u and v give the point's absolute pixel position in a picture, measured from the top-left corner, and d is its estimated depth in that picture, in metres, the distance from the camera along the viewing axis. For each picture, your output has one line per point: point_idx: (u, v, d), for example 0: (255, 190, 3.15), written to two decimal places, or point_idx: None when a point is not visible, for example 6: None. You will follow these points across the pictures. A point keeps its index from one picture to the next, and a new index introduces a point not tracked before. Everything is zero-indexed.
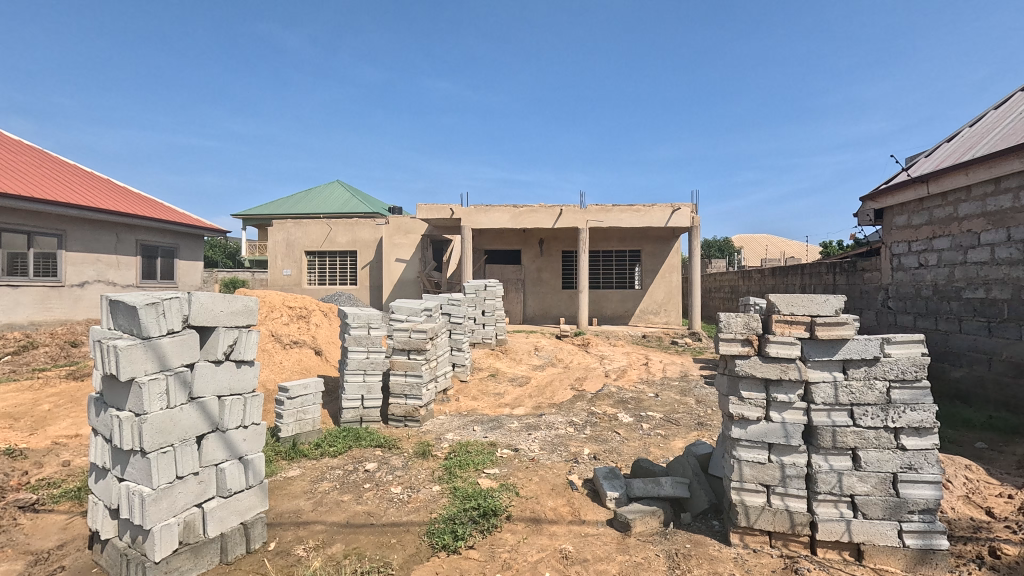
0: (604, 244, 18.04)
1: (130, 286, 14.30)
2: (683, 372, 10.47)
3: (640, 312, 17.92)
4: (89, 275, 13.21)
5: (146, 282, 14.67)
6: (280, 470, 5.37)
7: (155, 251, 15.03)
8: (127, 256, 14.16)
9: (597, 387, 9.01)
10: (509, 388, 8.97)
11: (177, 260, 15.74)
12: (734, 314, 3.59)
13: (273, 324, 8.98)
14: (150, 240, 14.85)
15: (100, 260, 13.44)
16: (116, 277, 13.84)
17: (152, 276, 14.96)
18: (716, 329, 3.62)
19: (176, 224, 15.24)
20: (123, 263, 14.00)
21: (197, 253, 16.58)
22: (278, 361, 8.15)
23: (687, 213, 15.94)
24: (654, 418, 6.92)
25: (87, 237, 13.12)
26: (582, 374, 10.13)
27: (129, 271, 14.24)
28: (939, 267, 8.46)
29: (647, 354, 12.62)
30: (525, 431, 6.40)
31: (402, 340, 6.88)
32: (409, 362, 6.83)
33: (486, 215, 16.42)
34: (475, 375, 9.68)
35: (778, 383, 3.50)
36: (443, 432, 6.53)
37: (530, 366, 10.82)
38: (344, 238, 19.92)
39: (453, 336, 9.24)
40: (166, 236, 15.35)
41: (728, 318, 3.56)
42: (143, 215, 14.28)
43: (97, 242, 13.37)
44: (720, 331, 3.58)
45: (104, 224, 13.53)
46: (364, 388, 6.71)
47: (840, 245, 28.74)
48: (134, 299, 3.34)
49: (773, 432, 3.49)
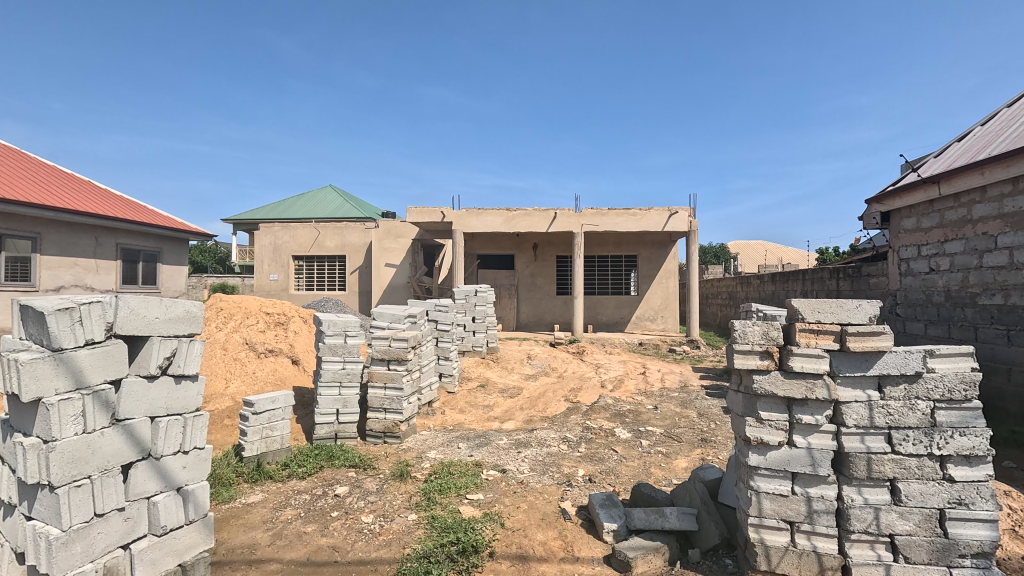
0: (599, 249, 17.58)
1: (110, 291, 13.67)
2: (682, 382, 9.98)
3: (636, 318, 17.45)
4: (65, 280, 12.59)
5: (126, 287, 14.04)
6: (240, 495, 4.81)
7: (136, 255, 14.39)
8: (106, 260, 13.55)
9: (592, 398, 8.50)
10: (499, 400, 8.44)
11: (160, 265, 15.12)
12: (751, 322, 3.11)
13: (248, 331, 8.42)
14: (132, 244, 14.21)
15: (77, 264, 12.84)
16: (94, 282, 13.23)
17: (134, 280, 14.33)
18: (730, 340, 3.14)
19: (159, 226, 14.62)
20: (102, 267, 13.39)
21: (183, 257, 15.97)
22: (251, 371, 7.59)
23: (684, 217, 15.54)
24: (654, 433, 6.42)
25: (64, 240, 12.53)
26: (577, 384, 9.62)
27: (109, 275, 13.62)
28: (952, 272, 8.04)
29: (645, 363, 12.13)
30: (514, 449, 5.88)
31: (381, 349, 6.33)
32: (389, 373, 6.29)
33: (478, 218, 15.95)
34: (463, 386, 9.15)
35: (802, 403, 3.01)
36: (425, 449, 6.00)
37: (522, 375, 10.29)
38: (333, 242, 19.39)
39: (440, 344, 8.73)
40: (149, 239, 14.73)
41: (744, 327, 3.08)
42: (124, 217, 13.67)
43: (74, 246, 12.77)
44: (735, 341, 3.10)
45: (81, 226, 12.93)
46: (339, 401, 6.17)
47: (836, 252, 28.63)
48: (45, 304, 2.81)
49: (797, 459, 3.00)
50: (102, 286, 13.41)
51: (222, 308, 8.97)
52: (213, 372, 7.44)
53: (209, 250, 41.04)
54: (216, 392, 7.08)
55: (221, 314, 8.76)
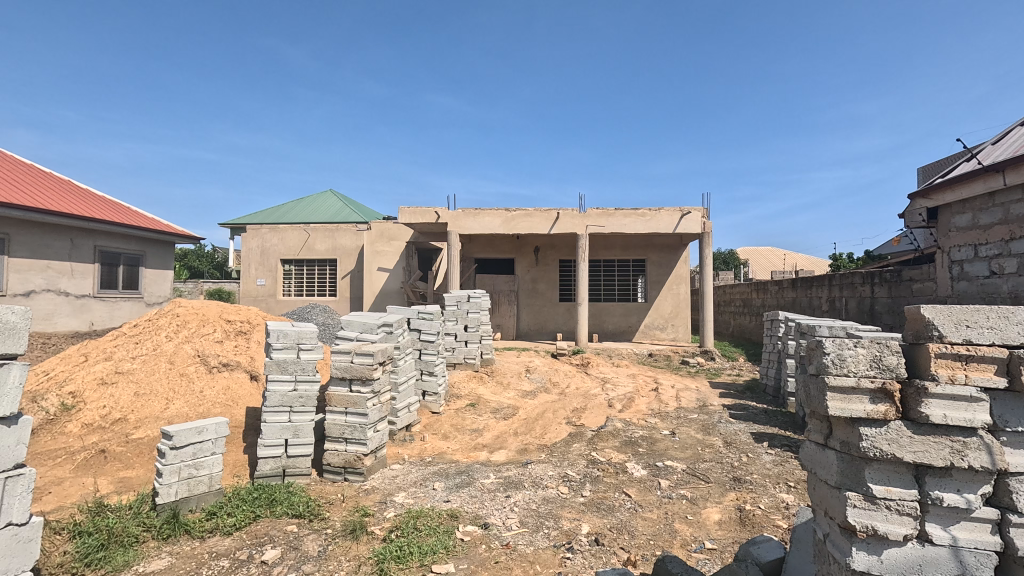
0: (605, 253, 16.44)
1: (87, 297, 12.54)
2: (700, 400, 8.80)
3: (644, 327, 16.27)
4: (36, 284, 11.48)
5: (105, 293, 12.91)
6: (140, 559, 3.67)
7: (116, 258, 13.28)
8: (82, 263, 12.44)
9: (599, 420, 7.33)
10: (491, 422, 7.28)
11: (142, 270, 13.99)
12: (852, 342, 1.98)
13: (201, 342, 7.30)
14: (112, 246, 13.09)
15: (50, 267, 11.73)
16: (69, 287, 12.12)
17: (113, 286, 13.21)
18: (823, 367, 2.00)
19: (141, 227, 13.56)
20: (78, 271, 12.28)
21: (168, 261, 14.84)
22: (199, 389, 6.47)
23: (697, 217, 14.38)
24: (675, 471, 5.23)
25: (35, 241, 11.46)
26: (580, 403, 8.44)
27: (86, 279, 12.50)
28: (1020, 276, 6.88)
29: (656, 377, 10.95)
30: (501, 493, 4.72)
31: (341, 366, 5.18)
32: (350, 396, 5.14)
33: (476, 219, 14.87)
34: (451, 405, 8.00)
35: (944, 473, 1.87)
36: (393, 491, 4.86)
37: (519, 392, 9.13)
38: (324, 245, 18.36)
39: (424, 357, 7.58)
40: (131, 242, 13.64)
41: (842, 349, 1.97)
42: (101, 218, 12.62)
43: (47, 248, 11.70)
44: (829, 371, 1.98)
45: (55, 227, 11.86)
46: (288, 430, 5.03)
47: (848, 257, 27.51)
48: None
49: (934, 565, 1.87)
50: (77, 291, 12.28)
51: (177, 315, 7.89)
52: (153, 390, 6.33)
53: (207, 255, 40.23)
54: (152, 415, 5.97)
55: (173, 323, 7.67)
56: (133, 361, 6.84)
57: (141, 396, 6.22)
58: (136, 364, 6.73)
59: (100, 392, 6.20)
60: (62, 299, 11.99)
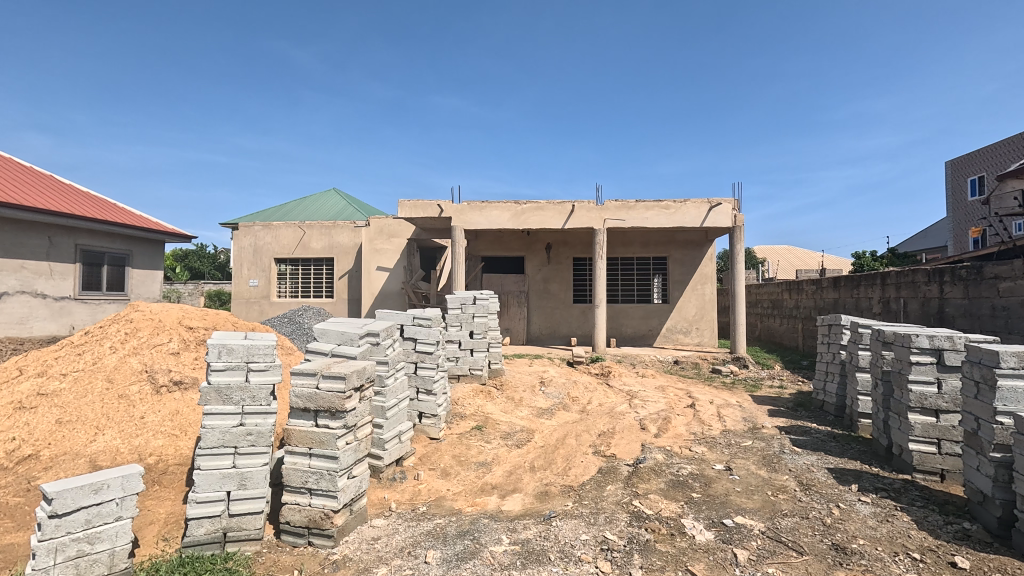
0: (623, 250, 15.09)
1: (67, 300, 11.25)
2: (748, 421, 7.42)
3: (666, 331, 14.89)
4: (9, 285, 10.21)
5: (87, 295, 11.63)
6: None
7: (100, 258, 11.96)
8: (61, 263, 11.15)
9: (633, 451, 5.99)
10: (501, 451, 5.99)
11: (130, 271, 12.65)
12: None
13: (151, 355, 6.05)
14: (94, 245, 11.79)
15: (24, 267, 10.44)
16: (47, 288, 10.84)
17: (97, 287, 11.91)
18: None
19: (126, 224, 12.25)
20: (56, 271, 11.00)
21: (158, 261, 13.55)
22: (138, 415, 5.22)
23: (727, 210, 12.97)
24: (753, 535, 3.87)
25: (6, 238, 10.16)
26: (606, 424, 7.11)
27: (66, 280, 11.22)
28: None
29: (689, 390, 9.58)
30: (517, 573, 3.39)
31: (304, 394, 3.87)
32: (316, 433, 3.85)
33: (482, 213, 13.55)
34: (453, 428, 6.70)
35: None
36: (372, 565, 3.56)
37: (533, 410, 7.80)
38: (320, 244, 17.15)
39: (420, 372, 6.29)
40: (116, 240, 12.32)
41: None
42: (81, 213, 11.34)
43: (20, 246, 10.40)
44: None
45: (30, 222, 10.57)
46: (231, 480, 3.74)
47: (872, 256, 25.96)
48: None
49: None
50: (55, 293, 11.00)
51: (127, 322, 6.64)
52: (81, 417, 5.09)
53: (209, 256, 39.45)
54: (72, 451, 4.71)
55: (122, 330, 6.43)
56: (64, 379, 5.61)
57: (64, 425, 4.97)
58: (66, 384, 5.49)
59: (14, 421, 4.96)
60: (38, 302, 10.72)
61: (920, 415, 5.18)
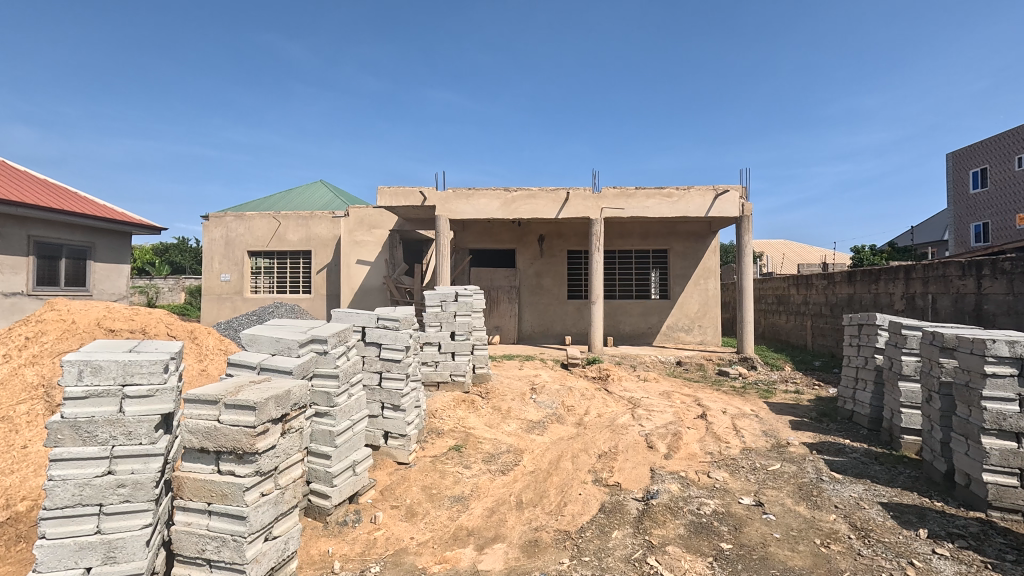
0: (620, 242, 14.07)
1: (18, 297, 9.88)
2: (770, 436, 6.43)
3: (666, 329, 13.92)
4: None
5: (42, 292, 10.24)
6: None
7: (57, 251, 10.56)
8: (12, 256, 9.76)
9: (641, 479, 4.98)
10: (482, 480, 4.94)
11: (92, 266, 11.20)
12: None
13: (52, 366, 4.93)
14: (50, 236, 10.37)
15: None
16: None
17: (53, 283, 10.50)
18: None
19: (87, 214, 10.82)
20: (7, 265, 9.62)
21: (125, 256, 12.08)
22: (19, 444, 4.13)
23: (735, 198, 11.98)
24: None
25: None
26: (607, 442, 6.09)
27: (17, 275, 9.84)
28: None
29: (697, 396, 8.60)
30: None
31: (200, 429, 2.80)
32: (217, 484, 2.78)
33: (469, 201, 12.45)
34: (427, 449, 5.65)
35: None
36: None
37: (522, 424, 6.76)
38: (296, 236, 15.98)
39: (385, 385, 5.22)
40: (76, 232, 10.89)
41: None
42: (34, 201, 9.92)
43: None
44: None
45: None
46: (93, 551, 2.68)
47: (872, 250, 25.16)
48: None
49: None
50: (5, 290, 9.65)
51: (32, 324, 5.52)
52: None
53: (192, 250, 38.15)
54: None
55: (22, 334, 5.32)
56: None
57: None
58: None
59: None
60: None
61: (996, 439, 4.20)
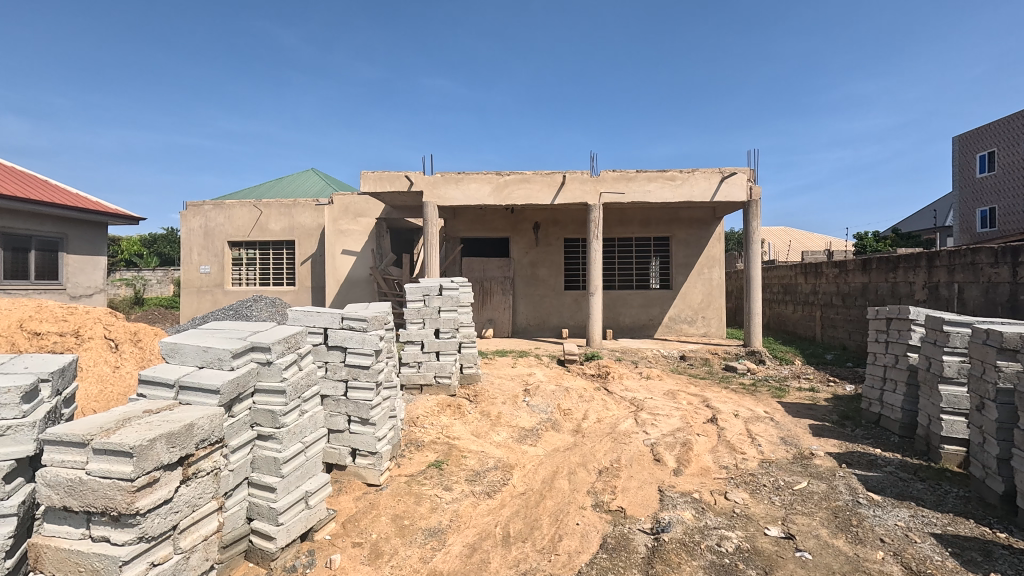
0: (619, 230, 13.32)
1: None
2: (790, 444, 5.76)
3: (668, 320, 13.22)
4: None
5: (9, 286, 9.38)
6: None
7: (24, 243, 9.66)
8: None
9: (650, 503, 4.29)
10: (463, 507, 4.23)
11: (65, 257, 10.30)
12: None
13: None
14: (17, 227, 9.47)
15: None
16: None
17: (22, 277, 9.62)
18: None
19: (58, 202, 9.87)
20: None
21: (102, 246, 11.16)
22: None
23: (743, 181, 11.22)
24: None
25: None
26: (609, 454, 5.41)
27: None
28: None
29: (705, 397, 7.91)
30: None
31: (62, 483, 2.06)
32: (86, 556, 2.05)
33: (458, 186, 11.64)
34: (402, 466, 4.94)
35: None
36: None
37: (513, 432, 6.05)
38: (279, 225, 15.15)
39: (351, 395, 4.48)
40: (45, 221, 9.94)
41: None
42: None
43: None
44: None
45: None
46: None
47: (875, 236, 24.42)
48: None
49: None
50: None
51: None
52: None
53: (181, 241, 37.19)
54: None
55: None
56: None
57: None
58: None
59: None
60: None
61: None
